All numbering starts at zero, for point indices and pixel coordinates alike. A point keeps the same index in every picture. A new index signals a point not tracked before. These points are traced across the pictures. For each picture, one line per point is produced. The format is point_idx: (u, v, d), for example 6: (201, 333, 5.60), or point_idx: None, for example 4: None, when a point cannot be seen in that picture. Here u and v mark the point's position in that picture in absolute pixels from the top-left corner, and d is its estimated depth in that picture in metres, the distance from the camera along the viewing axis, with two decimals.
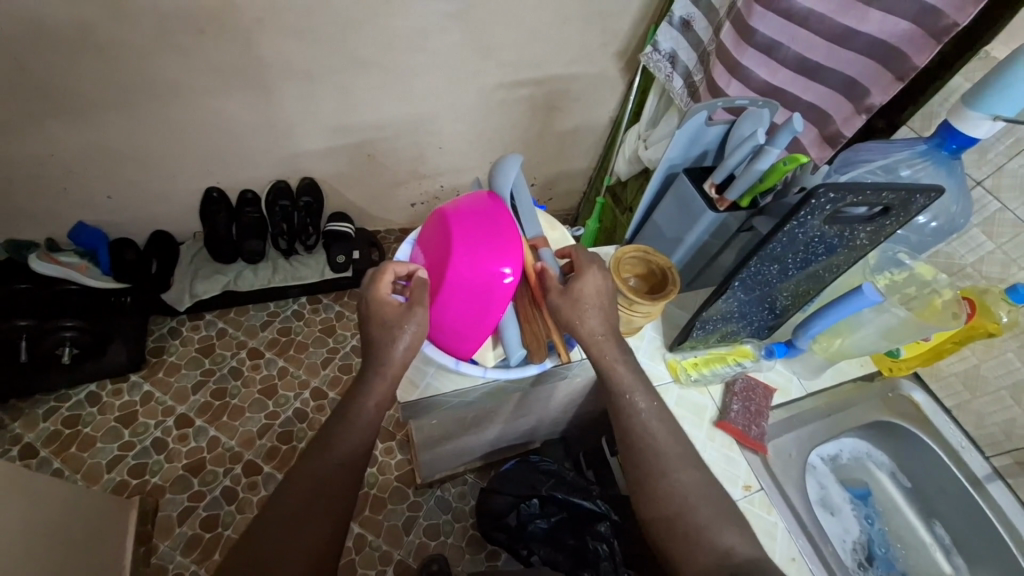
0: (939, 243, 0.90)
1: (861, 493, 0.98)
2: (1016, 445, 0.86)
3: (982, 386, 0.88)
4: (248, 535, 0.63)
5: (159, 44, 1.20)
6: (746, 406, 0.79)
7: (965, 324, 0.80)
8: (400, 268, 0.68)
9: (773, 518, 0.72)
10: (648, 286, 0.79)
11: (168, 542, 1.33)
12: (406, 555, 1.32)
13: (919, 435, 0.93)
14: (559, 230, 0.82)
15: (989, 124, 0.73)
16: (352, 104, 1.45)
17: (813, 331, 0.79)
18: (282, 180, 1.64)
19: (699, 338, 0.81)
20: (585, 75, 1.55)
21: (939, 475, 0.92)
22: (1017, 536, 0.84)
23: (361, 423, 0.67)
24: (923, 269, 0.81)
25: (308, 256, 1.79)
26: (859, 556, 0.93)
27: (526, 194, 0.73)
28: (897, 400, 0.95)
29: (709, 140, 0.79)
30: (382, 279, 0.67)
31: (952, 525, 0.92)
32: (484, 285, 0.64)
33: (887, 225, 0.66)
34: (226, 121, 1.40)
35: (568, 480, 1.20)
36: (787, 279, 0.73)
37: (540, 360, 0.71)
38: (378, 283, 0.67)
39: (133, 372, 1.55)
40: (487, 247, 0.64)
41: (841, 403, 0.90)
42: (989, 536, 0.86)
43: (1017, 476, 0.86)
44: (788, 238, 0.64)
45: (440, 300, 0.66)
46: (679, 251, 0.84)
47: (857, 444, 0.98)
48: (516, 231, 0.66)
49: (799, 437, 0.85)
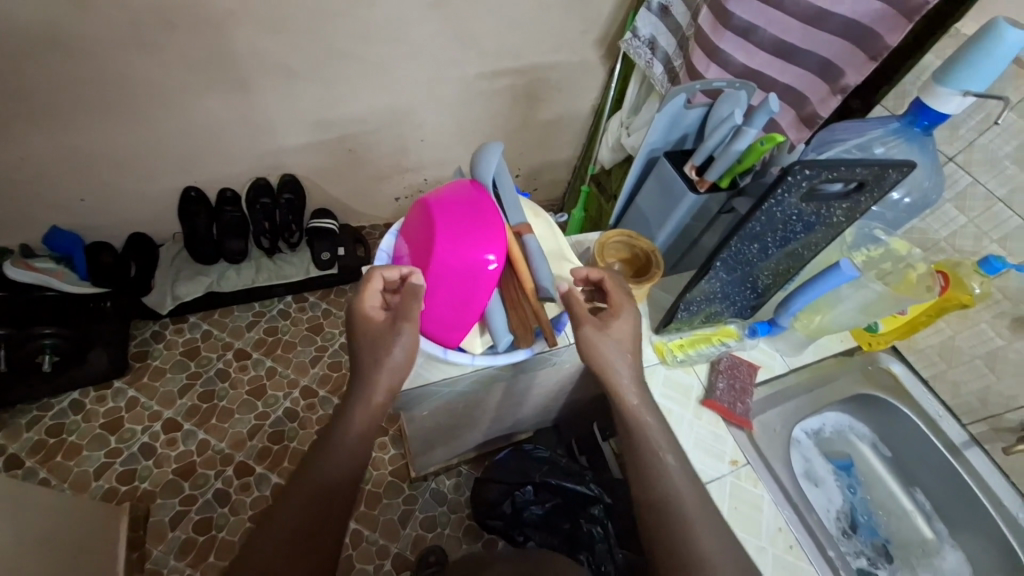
0: (913, 218, 0.93)
1: (844, 465, 1.01)
2: (992, 412, 0.89)
3: (958, 356, 0.91)
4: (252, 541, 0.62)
5: (129, 40, 1.16)
6: (731, 383, 0.80)
7: (938, 296, 0.82)
8: (387, 273, 0.67)
9: (759, 491, 0.74)
10: (633, 270, 0.79)
11: (161, 547, 1.32)
12: (403, 548, 1.32)
13: (898, 406, 0.95)
14: (543, 217, 0.77)
15: (958, 100, 0.74)
16: (332, 97, 1.43)
17: (794, 309, 0.80)
18: (263, 177, 1.61)
19: (684, 319, 0.82)
20: (567, 63, 1.55)
21: (919, 444, 0.95)
22: (994, 497, 0.87)
23: (358, 424, 0.66)
24: (898, 244, 0.83)
25: (292, 254, 1.76)
26: (842, 524, 0.96)
27: (509, 181, 0.73)
28: (877, 372, 0.97)
29: (688, 123, 0.79)
30: (370, 288, 0.68)
31: (931, 491, 0.95)
32: (469, 272, 0.64)
33: (862, 201, 0.67)
34: (202, 118, 1.37)
35: (561, 466, 1.21)
36: (768, 258, 0.75)
37: (527, 345, 0.70)
38: (365, 290, 0.67)
39: (117, 377, 1.52)
40: (470, 235, 0.64)
41: (823, 377, 0.92)
42: (967, 500, 0.90)
43: (993, 442, 0.89)
44: (767, 217, 0.65)
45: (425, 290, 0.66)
46: (662, 234, 0.84)
47: (841, 418, 1.01)
48: (499, 217, 0.66)
49: (783, 412, 0.87)
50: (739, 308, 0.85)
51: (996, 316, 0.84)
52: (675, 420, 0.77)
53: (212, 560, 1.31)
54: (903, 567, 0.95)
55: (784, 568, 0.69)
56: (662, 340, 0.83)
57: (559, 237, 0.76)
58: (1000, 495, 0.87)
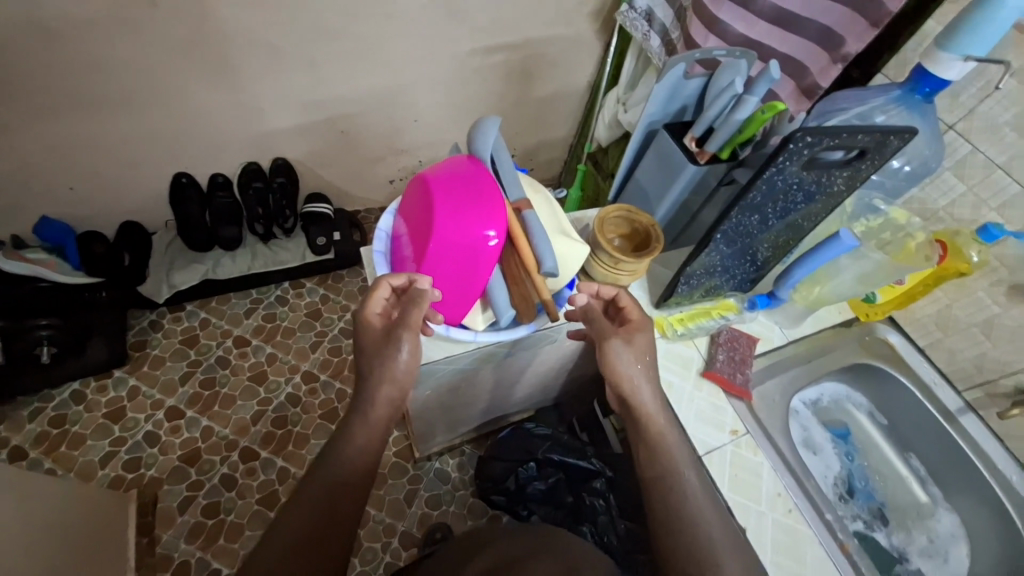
0: (912, 188, 0.92)
1: (841, 433, 1.02)
2: (986, 378, 0.90)
3: (954, 324, 0.92)
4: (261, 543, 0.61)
5: (110, 21, 1.12)
6: (730, 355, 0.81)
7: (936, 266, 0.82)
8: (394, 281, 0.66)
9: (759, 459, 0.75)
10: (632, 245, 0.79)
11: (170, 532, 1.34)
12: (410, 526, 1.35)
13: (894, 375, 0.97)
14: (542, 193, 0.74)
15: (960, 66, 0.73)
16: (322, 78, 1.40)
17: (794, 280, 0.80)
18: (254, 162, 1.59)
19: (684, 294, 0.83)
20: (561, 37, 1.51)
21: (914, 411, 0.97)
22: (986, 461, 0.89)
23: (370, 425, 0.67)
24: (897, 214, 0.83)
25: (287, 240, 1.74)
26: (839, 489, 0.98)
27: (507, 157, 0.72)
28: (873, 342, 0.98)
29: (688, 94, 0.78)
30: (375, 296, 0.67)
31: (926, 456, 0.97)
32: (470, 249, 0.64)
33: (863, 169, 0.66)
34: (189, 101, 1.34)
35: (563, 442, 1.23)
36: (768, 229, 0.75)
37: (529, 320, 0.71)
38: (370, 299, 0.67)
39: (116, 367, 1.52)
40: (470, 211, 0.63)
41: (821, 347, 0.93)
42: (960, 464, 0.92)
43: (987, 407, 0.91)
44: (767, 187, 0.65)
45: (427, 272, 0.66)
46: (662, 208, 0.83)
47: (838, 388, 1.02)
48: (498, 192, 0.65)
49: (781, 383, 0.88)
50: (738, 281, 0.85)
51: (993, 284, 0.85)
52: (675, 393, 0.78)
53: (223, 543, 1.34)
54: (899, 529, 0.97)
55: (783, 531, 0.70)
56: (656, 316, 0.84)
57: (560, 213, 0.74)
58: (993, 459, 0.89)
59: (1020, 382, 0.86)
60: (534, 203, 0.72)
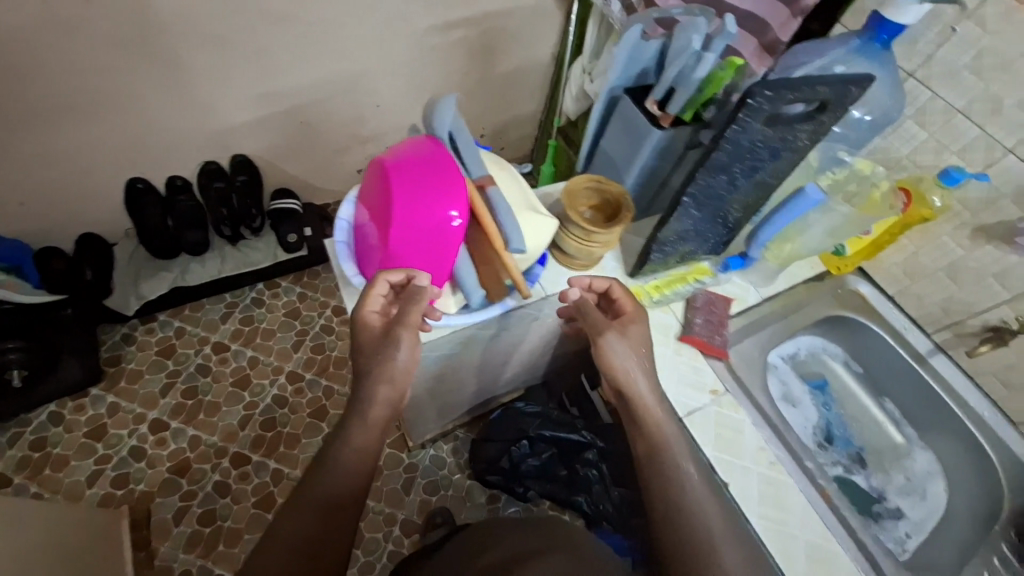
0: (873, 137, 0.92)
1: (818, 384, 1.06)
2: (954, 320, 0.93)
3: (922, 270, 0.94)
4: (259, 550, 0.59)
5: (36, 19, 1.05)
6: (708, 318, 0.82)
7: (901, 214, 0.85)
8: (392, 278, 0.63)
9: (740, 416, 0.76)
10: (603, 216, 0.78)
11: (168, 544, 1.32)
12: (410, 513, 1.36)
13: (867, 324, 0.99)
14: (507, 169, 0.72)
15: (916, 9, 0.73)
16: (275, 67, 1.34)
17: (764, 239, 0.82)
18: (212, 161, 1.52)
19: (659, 262, 0.82)
20: (521, 9, 1.47)
21: (887, 357, 1.00)
22: (957, 398, 0.93)
23: (368, 424, 0.65)
24: (862, 165, 0.83)
25: (256, 240, 1.68)
26: (819, 438, 1.02)
27: (466, 134, 0.69)
28: (846, 295, 1.00)
29: (648, 57, 0.76)
30: (370, 294, 0.65)
31: (901, 400, 1.01)
32: (434, 232, 0.62)
33: (826, 122, 0.66)
34: (135, 102, 1.27)
35: (554, 418, 1.23)
36: (737, 191, 0.74)
37: (501, 299, 0.70)
38: (365, 297, 0.65)
39: (92, 385, 1.48)
40: (430, 193, 0.62)
41: (795, 303, 0.95)
42: (932, 404, 0.96)
43: (956, 347, 0.94)
44: (732, 146, 0.64)
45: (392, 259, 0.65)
46: (629, 173, 0.82)
47: (813, 342, 1.05)
48: (458, 171, 0.63)
49: (759, 340, 0.90)
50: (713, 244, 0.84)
51: (957, 228, 0.87)
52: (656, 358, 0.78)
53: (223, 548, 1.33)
54: (877, 471, 1.01)
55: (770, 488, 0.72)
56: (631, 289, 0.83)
57: (527, 188, 0.72)
58: (962, 395, 0.93)
59: (986, 321, 0.89)
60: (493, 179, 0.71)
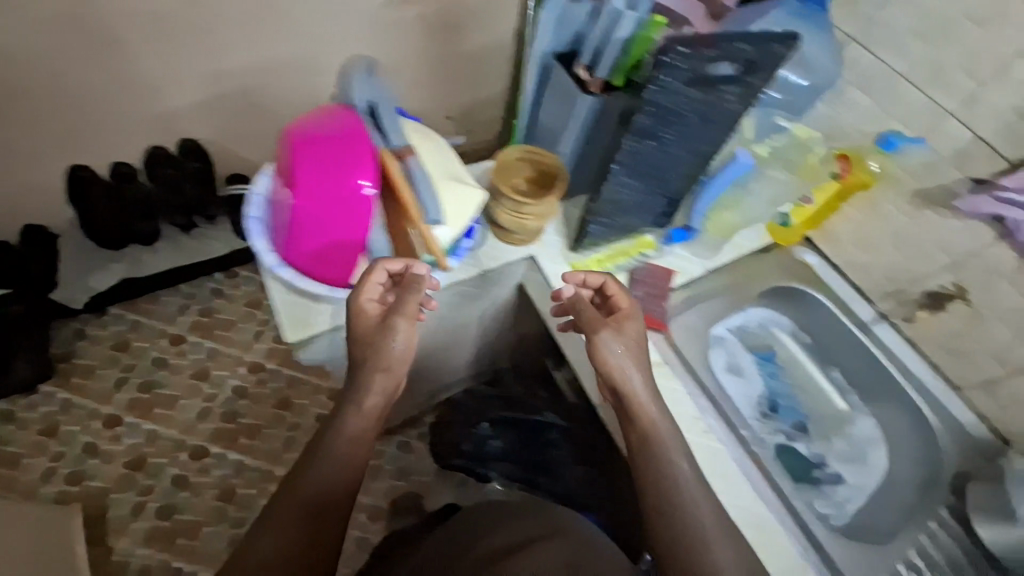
0: (814, 106, 0.98)
1: (765, 355, 1.03)
2: (896, 288, 0.94)
3: (866, 241, 0.94)
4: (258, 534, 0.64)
5: None
6: (648, 291, 0.83)
7: (844, 180, 0.95)
8: (391, 265, 0.69)
9: (674, 385, 0.77)
10: (537, 186, 0.77)
11: (125, 539, 1.30)
12: (376, 500, 1.35)
13: (810, 294, 1.00)
14: (434, 140, 0.75)
15: None
16: (219, 46, 1.28)
17: (701, 209, 0.85)
18: (157, 146, 1.40)
19: (598, 235, 0.82)
20: None
21: (831, 327, 1.00)
22: (900, 366, 0.94)
23: (359, 415, 0.70)
24: (799, 131, 0.94)
25: (212, 228, 1.61)
26: (762, 408, 0.99)
27: (387, 102, 0.71)
28: (793, 266, 1.00)
29: (579, 18, 0.72)
30: (370, 281, 0.70)
31: (847, 368, 1.00)
32: (344, 201, 0.66)
33: (755, 83, 0.65)
34: (70, 84, 1.21)
35: (513, 398, 1.23)
36: (673, 158, 0.73)
37: (416, 271, 0.74)
38: (362, 286, 0.70)
39: (42, 382, 1.43)
40: (339, 162, 0.65)
41: (738, 275, 0.96)
42: (878, 373, 0.97)
43: (898, 315, 0.95)
44: (655, 108, 0.64)
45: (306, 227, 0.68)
46: (565, 142, 0.79)
47: (764, 313, 1.03)
48: (368, 142, 0.66)
49: (701, 311, 0.92)
50: (649, 214, 0.82)
51: None
52: None
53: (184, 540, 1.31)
54: (820, 439, 0.98)
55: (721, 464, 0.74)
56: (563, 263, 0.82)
57: (449, 159, 0.75)
58: (905, 363, 0.94)
59: None
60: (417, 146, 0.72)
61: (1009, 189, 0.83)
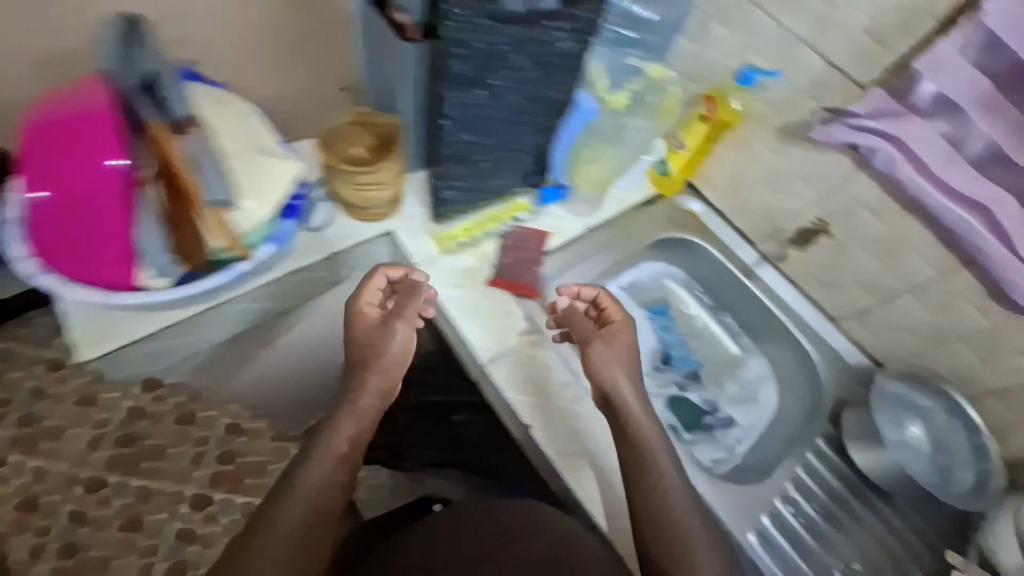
0: (680, 40, 0.89)
1: (659, 309, 1.05)
2: (773, 226, 0.95)
3: (743, 183, 0.95)
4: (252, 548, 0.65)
5: None
6: (518, 257, 0.88)
7: (709, 123, 0.91)
8: (393, 273, 0.81)
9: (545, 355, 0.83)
10: (375, 150, 0.82)
11: None
12: None
13: (694, 240, 1.01)
14: (243, 108, 0.80)
15: None
16: None
17: (558, 165, 0.88)
18: None
19: (457, 206, 0.86)
20: None
21: (717, 273, 1.03)
22: (779, 304, 0.97)
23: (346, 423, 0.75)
24: (656, 71, 0.89)
25: None
26: (654, 361, 1.02)
27: (162, 71, 0.73)
28: (675, 215, 1.03)
29: None
30: (371, 287, 0.81)
31: (736, 311, 1.03)
32: (98, 183, 0.68)
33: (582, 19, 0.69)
34: None
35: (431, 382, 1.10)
36: (501, 107, 0.75)
37: (204, 262, 0.76)
38: (365, 287, 0.81)
39: None
40: (94, 145, 0.68)
41: (624, 227, 1.01)
42: (756, 307, 1.00)
43: (776, 256, 0.98)
44: (464, 51, 0.67)
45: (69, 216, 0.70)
46: (403, 102, 0.80)
47: (656, 266, 1.05)
48: (118, 118, 0.69)
49: (581, 270, 0.98)
50: (500, 166, 0.84)
51: (766, 132, 0.88)
52: (456, 307, 0.84)
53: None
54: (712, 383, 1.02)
55: None
56: (415, 232, 0.88)
57: (240, 131, 0.79)
58: (784, 300, 0.97)
59: (800, 225, 0.91)
60: (203, 124, 0.77)
61: (859, 115, 0.74)
